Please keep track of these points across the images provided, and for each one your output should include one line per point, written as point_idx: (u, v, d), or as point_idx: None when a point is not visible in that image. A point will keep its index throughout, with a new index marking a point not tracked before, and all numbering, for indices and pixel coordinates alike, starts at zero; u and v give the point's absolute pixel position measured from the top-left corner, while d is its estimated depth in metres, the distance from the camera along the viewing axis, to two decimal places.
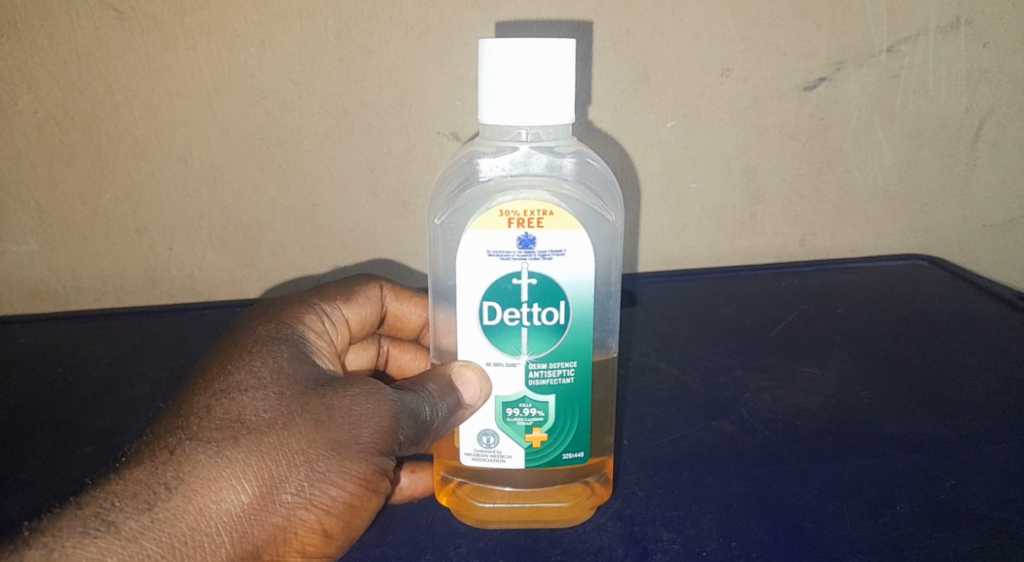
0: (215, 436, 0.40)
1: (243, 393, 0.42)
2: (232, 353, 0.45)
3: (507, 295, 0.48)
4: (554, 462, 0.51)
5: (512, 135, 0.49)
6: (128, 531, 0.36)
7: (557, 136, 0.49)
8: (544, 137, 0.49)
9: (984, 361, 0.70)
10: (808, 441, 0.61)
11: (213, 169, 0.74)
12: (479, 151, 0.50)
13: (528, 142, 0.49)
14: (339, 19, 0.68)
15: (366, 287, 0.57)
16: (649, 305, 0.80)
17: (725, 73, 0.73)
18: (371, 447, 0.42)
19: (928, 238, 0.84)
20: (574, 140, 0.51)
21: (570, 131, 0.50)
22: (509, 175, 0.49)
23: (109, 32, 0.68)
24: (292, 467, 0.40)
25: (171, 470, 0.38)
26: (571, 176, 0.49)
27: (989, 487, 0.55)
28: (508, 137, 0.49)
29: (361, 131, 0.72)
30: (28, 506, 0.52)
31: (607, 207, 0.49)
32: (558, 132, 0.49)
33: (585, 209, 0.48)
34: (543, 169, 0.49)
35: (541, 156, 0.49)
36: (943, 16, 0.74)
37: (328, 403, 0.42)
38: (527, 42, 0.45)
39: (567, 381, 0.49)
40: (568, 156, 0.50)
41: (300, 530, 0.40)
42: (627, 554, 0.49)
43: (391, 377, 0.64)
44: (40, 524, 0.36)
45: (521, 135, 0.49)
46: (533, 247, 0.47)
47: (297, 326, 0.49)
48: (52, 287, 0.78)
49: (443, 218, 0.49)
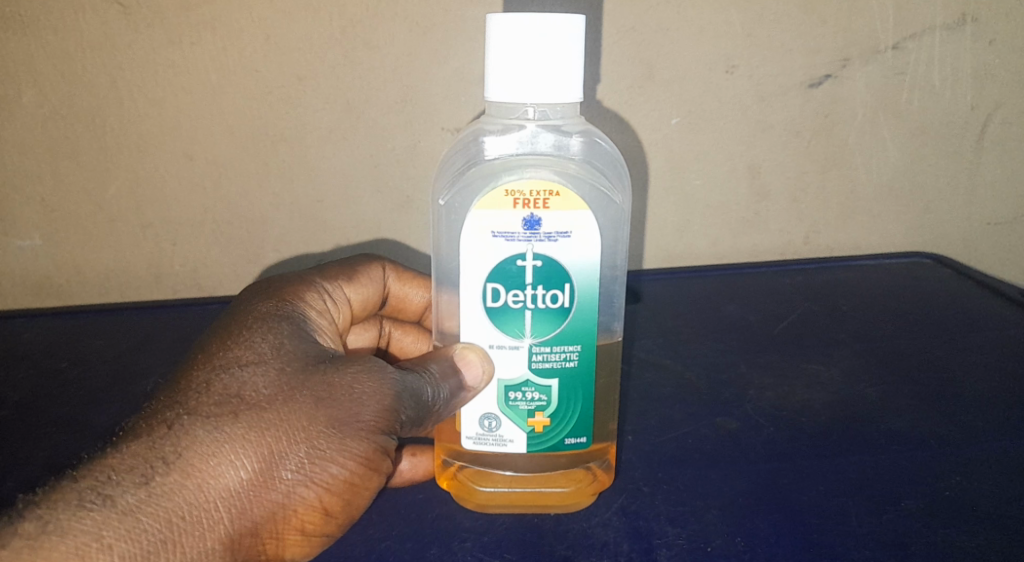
0: (214, 411, 0.39)
1: (243, 369, 0.41)
2: (231, 329, 0.45)
3: (511, 277, 0.47)
4: (557, 446, 0.50)
5: (518, 113, 0.49)
6: (125, 504, 0.36)
7: (564, 115, 0.49)
8: (551, 115, 0.49)
9: (989, 359, 0.70)
10: (813, 438, 0.60)
11: (216, 163, 0.73)
12: (485, 129, 0.50)
13: (535, 120, 0.49)
14: (342, 13, 0.68)
15: (368, 268, 0.57)
16: (652, 302, 0.80)
17: (729, 70, 0.73)
18: (372, 425, 0.42)
19: (933, 237, 0.84)
20: (581, 119, 0.51)
21: (577, 111, 0.50)
22: (515, 155, 0.48)
23: (114, 26, 0.68)
24: (293, 443, 0.39)
25: (169, 444, 0.38)
26: (578, 156, 0.49)
27: (995, 484, 0.54)
28: (514, 115, 0.49)
29: (365, 123, 0.72)
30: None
31: (613, 188, 0.48)
32: (565, 111, 0.49)
33: (591, 190, 0.48)
34: (550, 148, 0.49)
35: (547, 134, 0.49)
36: (947, 13, 0.73)
37: (329, 380, 0.42)
38: (533, 18, 0.45)
39: (571, 365, 0.49)
40: (575, 136, 0.50)
41: (299, 508, 0.40)
42: (633, 549, 0.48)
43: (392, 358, 0.63)
44: (35, 496, 0.36)
45: (528, 113, 0.49)
46: (539, 228, 0.46)
47: (298, 304, 0.48)
48: (55, 281, 0.78)
49: (447, 198, 0.48)
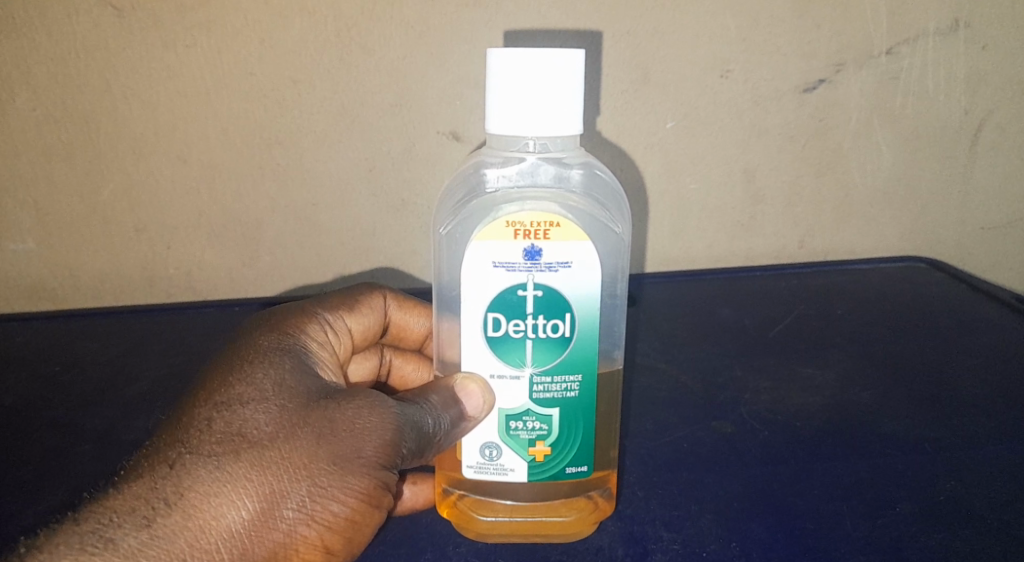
0: (216, 450, 0.39)
1: (245, 406, 0.41)
2: (233, 364, 0.44)
3: (511, 307, 0.47)
4: (558, 475, 0.50)
5: (519, 146, 0.48)
6: (126, 548, 0.36)
7: (565, 148, 0.48)
8: (552, 148, 0.48)
9: (984, 363, 0.70)
10: (808, 441, 0.60)
11: (212, 167, 0.73)
12: (487, 161, 0.50)
13: (535, 152, 0.48)
14: (338, 20, 0.68)
15: (370, 297, 0.57)
16: (650, 306, 0.80)
17: (725, 74, 0.72)
18: (373, 461, 0.42)
19: (928, 240, 0.84)
20: (582, 150, 0.51)
21: (578, 143, 0.50)
22: (514, 187, 0.48)
23: (108, 30, 0.67)
24: (294, 482, 0.39)
25: (171, 484, 0.38)
26: (579, 188, 0.49)
27: (989, 488, 0.55)
28: (514, 147, 0.49)
29: (360, 130, 0.72)
30: (48, 502, 0.52)
31: (614, 219, 0.48)
32: (566, 144, 0.48)
33: (592, 221, 0.48)
34: (551, 180, 0.49)
35: (549, 167, 0.49)
36: (942, 18, 0.73)
37: (331, 416, 0.42)
38: (535, 52, 0.44)
39: (572, 395, 0.49)
40: (575, 168, 0.50)
41: (301, 548, 0.40)
42: (627, 554, 0.49)
43: (393, 389, 0.63)
44: (37, 539, 0.36)
45: (528, 146, 0.48)
46: (539, 258, 0.46)
47: (300, 337, 0.48)
48: (50, 286, 0.77)
49: (448, 228, 0.48)
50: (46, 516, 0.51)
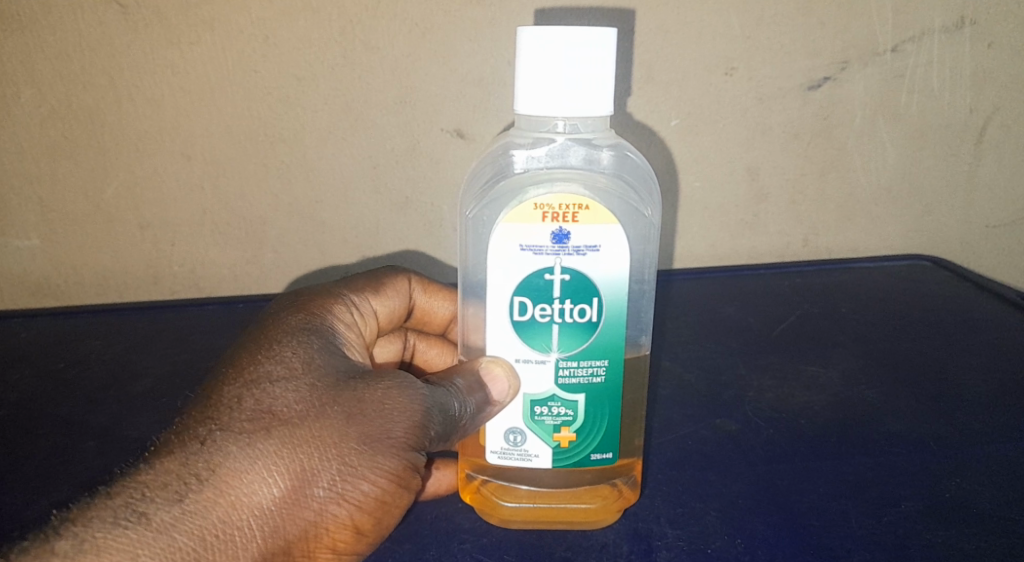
0: (247, 427, 0.39)
1: (275, 384, 0.41)
2: (260, 343, 0.45)
3: (538, 291, 0.47)
4: (582, 462, 0.50)
5: (549, 127, 0.49)
6: (159, 522, 0.36)
7: (594, 129, 0.49)
8: (582, 129, 0.49)
9: (986, 362, 0.71)
10: (812, 439, 0.61)
11: (215, 164, 0.72)
12: (515, 142, 0.50)
13: (565, 133, 0.49)
14: (342, 15, 0.67)
15: (394, 280, 0.57)
16: (682, 302, 0.80)
17: (729, 72, 0.73)
18: (402, 442, 0.42)
19: (930, 239, 0.85)
20: (611, 131, 0.51)
21: (608, 125, 0.50)
22: (545, 169, 0.49)
23: (112, 25, 0.67)
24: (325, 461, 0.39)
25: (203, 461, 0.38)
26: (608, 170, 0.49)
27: (993, 485, 0.55)
28: (544, 128, 0.49)
29: (367, 126, 0.71)
30: (51, 495, 0.51)
31: (644, 202, 0.48)
32: (595, 125, 0.49)
33: (622, 203, 0.48)
34: (580, 162, 0.49)
35: (578, 148, 0.49)
36: (946, 17, 0.74)
37: (360, 396, 0.42)
38: (567, 30, 0.44)
39: (598, 380, 0.49)
40: (605, 149, 0.50)
41: (331, 526, 0.40)
42: (633, 550, 0.49)
43: (416, 372, 0.63)
44: (70, 513, 0.36)
45: (557, 127, 0.49)
46: (567, 242, 0.46)
47: (327, 318, 0.48)
48: (51, 283, 0.76)
49: (474, 210, 0.48)
50: (50, 511, 0.51)
